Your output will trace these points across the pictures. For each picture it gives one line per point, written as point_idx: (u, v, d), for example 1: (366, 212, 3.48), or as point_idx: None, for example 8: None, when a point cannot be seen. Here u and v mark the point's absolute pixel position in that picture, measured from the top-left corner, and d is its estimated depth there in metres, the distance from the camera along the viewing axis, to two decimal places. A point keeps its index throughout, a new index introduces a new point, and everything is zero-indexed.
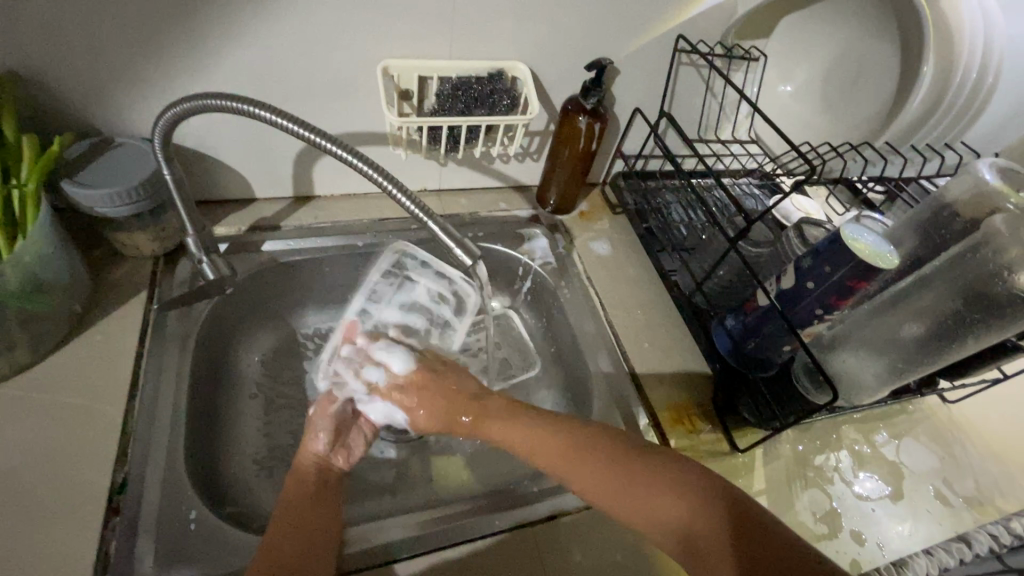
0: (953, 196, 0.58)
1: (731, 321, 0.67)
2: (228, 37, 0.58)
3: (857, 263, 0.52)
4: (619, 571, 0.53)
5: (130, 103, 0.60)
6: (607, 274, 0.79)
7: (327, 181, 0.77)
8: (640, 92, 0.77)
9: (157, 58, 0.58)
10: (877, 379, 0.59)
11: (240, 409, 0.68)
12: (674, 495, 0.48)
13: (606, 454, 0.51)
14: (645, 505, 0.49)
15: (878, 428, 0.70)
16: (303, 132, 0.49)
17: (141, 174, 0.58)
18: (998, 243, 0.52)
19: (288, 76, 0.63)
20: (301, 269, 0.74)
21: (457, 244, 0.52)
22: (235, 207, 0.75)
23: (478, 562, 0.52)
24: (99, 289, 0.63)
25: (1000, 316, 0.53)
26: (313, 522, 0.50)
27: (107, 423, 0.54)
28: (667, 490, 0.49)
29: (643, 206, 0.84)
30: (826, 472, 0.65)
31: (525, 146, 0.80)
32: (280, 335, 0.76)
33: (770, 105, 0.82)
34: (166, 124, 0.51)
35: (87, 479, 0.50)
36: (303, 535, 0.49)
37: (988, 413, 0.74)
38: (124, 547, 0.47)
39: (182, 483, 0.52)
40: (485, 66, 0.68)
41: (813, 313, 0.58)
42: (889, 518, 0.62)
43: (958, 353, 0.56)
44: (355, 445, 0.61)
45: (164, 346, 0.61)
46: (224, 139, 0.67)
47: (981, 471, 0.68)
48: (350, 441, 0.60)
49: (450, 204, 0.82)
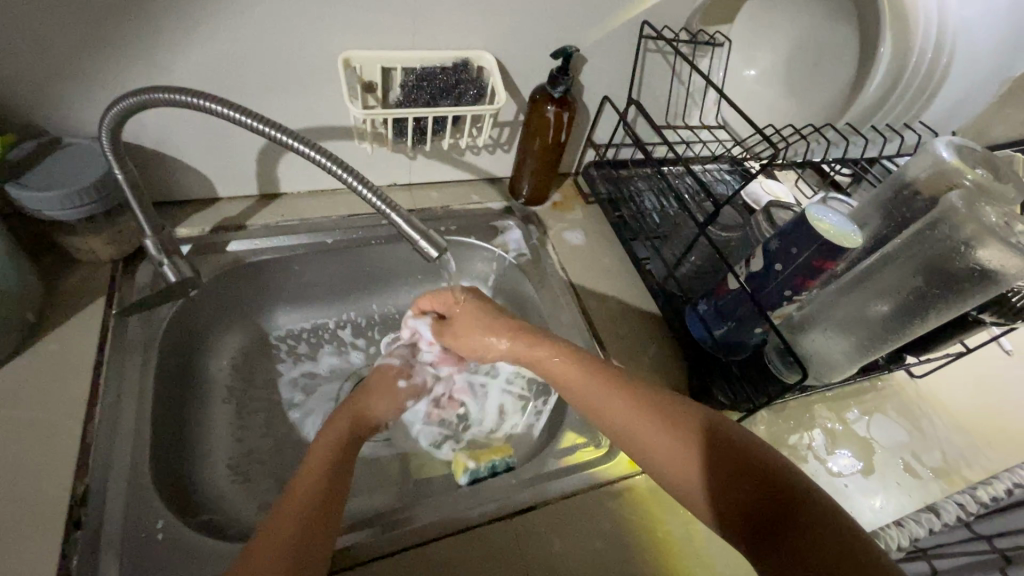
0: (913, 174, 0.60)
1: (704, 306, 0.67)
2: (177, 29, 0.56)
3: (823, 243, 0.53)
4: (599, 558, 0.53)
5: (78, 101, 0.58)
6: (582, 264, 0.79)
7: (293, 178, 0.75)
8: (609, 80, 0.76)
9: (103, 53, 0.55)
10: (846, 357, 0.61)
11: (211, 414, 0.66)
12: (676, 441, 0.49)
13: (632, 400, 0.52)
14: (649, 450, 0.50)
15: (849, 406, 0.72)
16: (266, 129, 0.47)
17: (93, 175, 0.55)
18: (954, 218, 0.53)
19: (245, 70, 0.61)
20: (269, 269, 0.72)
21: (422, 237, 0.50)
22: (198, 207, 0.72)
23: (457, 556, 0.51)
24: (54, 296, 0.61)
25: (959, 289, 0.54)
26: (344, 466, 0.50)
27: (66, 435, 0.52)
28: (668, 437, 0.49)
29: (615, 195, 0.84)
30: (800, 450, 0.66)
31: (495, 137, 0.79)
32: (249, 336, 0.74)
33: (736, 90, 0.82)
34: (113, 122, 0.49)
35: (46, 493, 0.48)
36: (329, 474, 0.48)
37: (952, 386, 0.76)
38: (88, 561, 0.46)
39: (148, 492, 0.50)
40: (450, 56, 0.66)
41: (782, 295, 0.59)
42: (861, 493, 0.63)
43: (921, 328, 0.58)
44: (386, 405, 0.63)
45: (125, 353, 0.59)
46: (182, 137, 0.65)
47: (948, 443, 0.70)
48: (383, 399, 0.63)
49: (421, 198, 0.81)
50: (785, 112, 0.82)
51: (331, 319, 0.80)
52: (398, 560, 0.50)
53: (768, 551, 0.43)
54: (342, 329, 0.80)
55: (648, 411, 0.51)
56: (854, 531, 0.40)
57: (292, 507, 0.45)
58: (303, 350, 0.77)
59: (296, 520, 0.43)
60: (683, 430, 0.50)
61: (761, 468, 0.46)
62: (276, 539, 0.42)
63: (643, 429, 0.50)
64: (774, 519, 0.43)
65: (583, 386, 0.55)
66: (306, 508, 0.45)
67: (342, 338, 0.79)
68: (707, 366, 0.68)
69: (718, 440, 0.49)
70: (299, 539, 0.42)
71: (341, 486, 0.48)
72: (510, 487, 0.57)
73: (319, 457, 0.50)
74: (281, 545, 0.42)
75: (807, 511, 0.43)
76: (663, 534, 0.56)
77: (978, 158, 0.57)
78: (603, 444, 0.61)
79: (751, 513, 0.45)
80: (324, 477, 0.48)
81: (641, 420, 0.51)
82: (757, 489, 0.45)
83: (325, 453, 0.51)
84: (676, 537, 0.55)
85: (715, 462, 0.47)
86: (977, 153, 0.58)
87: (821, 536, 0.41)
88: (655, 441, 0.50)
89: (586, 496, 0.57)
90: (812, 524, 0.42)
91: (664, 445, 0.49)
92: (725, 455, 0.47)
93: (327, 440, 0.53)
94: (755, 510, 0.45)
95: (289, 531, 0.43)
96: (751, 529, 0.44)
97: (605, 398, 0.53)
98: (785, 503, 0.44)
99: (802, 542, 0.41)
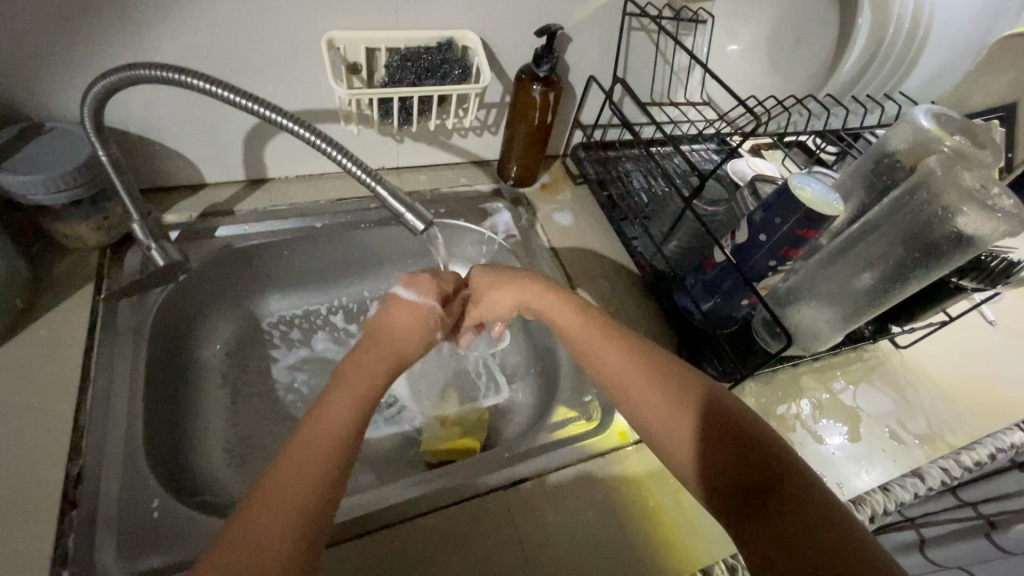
0: (894, 144, 0.61)
1: (691, 280, 0.68)
2: (157, 10, 0.55)
3: (806, 211, 0.53)
4: (592, 527, 0.54)
5: (59, 85, 0.57)
6: (572, 243, 0.80)
7: (280, 162, 0.75)
8: (594, 59, 0.77)
9: (83, 35, 0.55)
10: (831, 326, 0.62)
11: (205, 398, 0.66)
12: (675, 408, 0.48)
13: (639, 363, 0.51)
14: (646, 414, 0.49)
15: (836, 376, 0.73)
16: (256, 107, 0.47)
17: (77, 159, 0.55)
18: (934, 184, 0.54)
19: (228, 52, 0.61)
20: (259, 254, 0.72)
21: (409, 209, 0.51)
22: (185, 194, 0.72)
23: (451, 528, 0.52)
24: (42, 284, 0.61)
25: (939, 255, 0.55)
26: (367, 405, 0.47)
27: (59, 418, 0.52)
28: (668, 401, 0.49)
29: (604, 175, 0.84)
30: (788, 420, 0.67)
31: (482, 119, 0.79)
32: (241, 322, 0.74)
33: (719, 67, 0.82)
34: (95, 102, 0.49)
35: (39, 475, 0.48)
36: (351, 416, 0.45)
37: (935, 354, 0.78)
38: (84, 541, 0.46)
39: (143, 471, 0.51)
40: (434, 36, 0.66)
41: (767, 266, 0.59)
42: (848, 460, 0.65)
43: (902, 294, 0.59)
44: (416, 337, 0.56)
45: (116, 338, 0.59)
46: (166, 122, 0.64)
47: (932, 410, 0.72)
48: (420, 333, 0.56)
49: (410, 181, 0.81)
50: (768, 87, 0.83)
51: (323, 305, 0.80)
52: (391, 533, 0.51)
53: (748, 524, 0.42)
54: (335, 314, 0.80)
55: (651, 376, 0.50)
56: (845, 519, 0.39)
57: (305, 448, 0.41)
58: (296, 336, 0.78)
59: (310, 461, 0.41)
60: (683, 397, 0.49)
61: (756, 445, 0.45)
62: (287, 480, 0.39)
63: (643, 390, 0.50)
64: (761, 497, 0.42)
65: (588, 344, 0.55)
66: (323, 449, 0.42)
67: (334, 324, 0.80)
68: (696, 340, 0.69)
69: (718, 412, 0.47)
70: (314, 484, 0.40)
71: (360, 428, 0.45)
72: (504, 460, 0.57)
73: (342, 392, 0.47)
74: (291, 487, 0.39)
75: (801, 497, 0.41)
76: (653, 504, 0.56)
77: (956, 125, 0.60)
78: (593, 418, 0.62)
79: (738, 488, 0.44)
80: (345, 418, 0.44)
81: (644, 380, 0.50)
82: (750, 463, 0.44)
83: (348, 385, 0.47)
84: (665, 506, 0.56)
85: (710, 431, 0.46)
86: (954, 120, 0.60)
87: (811, 519, 0.40)
88: (653, 403, 0.49)
89: (577, 468, 0.58)
90: (802, 507, 0.41)
91: (663, 410, 0.48)
92: (724, 427, 0.46)
93: (353, 372, 0.49)
94: (740, 486, 0.44)
95: (304, 475, 0.40)
96: (736, 502, 0.43)
97: (610, 356, 0.53)
98: (777, 482, 0.42)
99: (789, 520, 0.40)
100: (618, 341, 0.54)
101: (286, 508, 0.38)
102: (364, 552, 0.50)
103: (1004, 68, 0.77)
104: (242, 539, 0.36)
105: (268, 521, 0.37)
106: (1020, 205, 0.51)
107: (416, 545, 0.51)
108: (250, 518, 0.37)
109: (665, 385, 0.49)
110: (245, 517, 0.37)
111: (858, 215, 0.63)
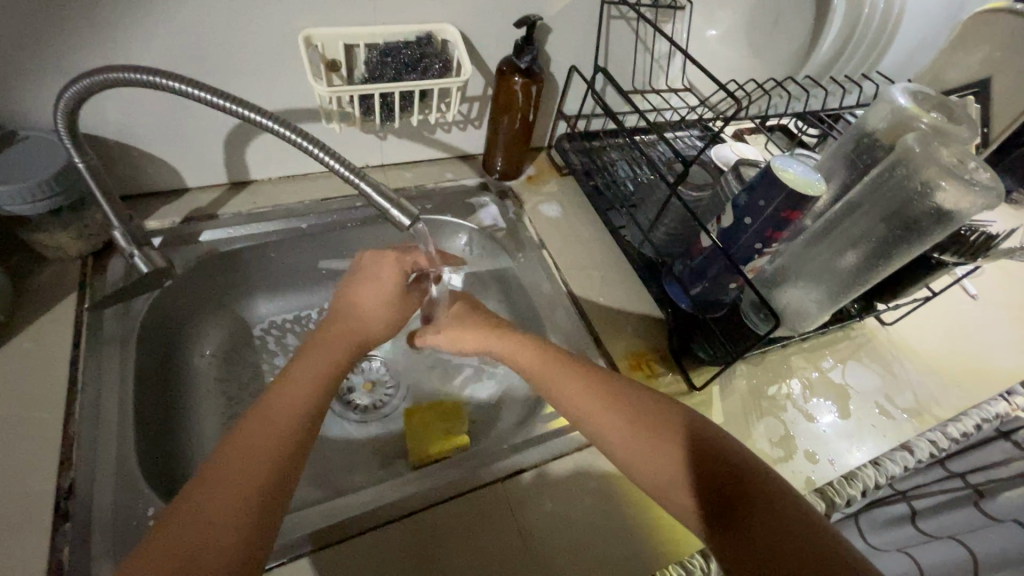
0: (873, 124, 0.62)
1: (681, 267, 0.69)
2: (130, 12, 0.55)
3: (789, 193, 0.54)
4: (589, 514, 0.54)
5: (28, 93, 0.56)
6: (559, 234, 0.80)
7: (263, 163, 0.74)
8: (575, 48, 0.76)
9: (54, 40, 0.54)
10: (819, 306, 0.63)
11: (197, 404, 0.66)
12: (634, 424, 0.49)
13: (596, 388, 0.52)
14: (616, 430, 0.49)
15: (825, 355, 0.74)
16: (235, 108, 0.47)
17: (53, 167, 0.54)
18: (913, 160, 0.55)
19: (202, 50, 0.60)
20: (244, 257, 0.71)
21: (393, 205, 0.50)
22: (165, 200, 0.71)
23: (448, 524, 0.52)
24: (23, 295, 0.60)
25: (920, 231, 0.56)
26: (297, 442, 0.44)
27: (48, 428, 0.51)
28: (627, 421, 0.49)
29: (589, 165, 0.84)
30: (779, 401, 0.68)
31: (465, 112, 0.79)
32: (229, 328, 0.73)
33: (698, 53, 0.82)
34: (67, 107, 0.47)
35: (30, 487, 0.48)
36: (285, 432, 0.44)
37: (921, 329, 0.79)
38: (79, 552, 0.46)
39: (136, 480, 0.50)
40: (412, 30, 0.66)
41: (753, 249, 0.60)
42: (839, 437, 0.65)
43: (884, 272, 0.60)
44: (369, 305, 0.57)
45: (101, 350, 0.57)
46: (142, 125, 0.63)
47: (919, 384, 0.73)
48: (364, 297, 0.57)
49: (395, 178, 0.81)
50: (748, 70, 0.83)
51: (314, 309, 0.79)
52: (389, 530, 0.51)
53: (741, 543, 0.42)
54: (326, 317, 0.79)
55: (602, 394, 0.51)
56: (809, 513, 0.42)
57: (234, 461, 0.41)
58: (290, 341, 0.77)
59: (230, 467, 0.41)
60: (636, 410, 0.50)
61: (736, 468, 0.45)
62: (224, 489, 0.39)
63: (604, 413, 0.50)
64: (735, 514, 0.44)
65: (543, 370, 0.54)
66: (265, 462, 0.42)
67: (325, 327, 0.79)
68: (686, 326, 0.69)
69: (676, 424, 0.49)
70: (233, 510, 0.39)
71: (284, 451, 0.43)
72: (499, 454, 0.57)
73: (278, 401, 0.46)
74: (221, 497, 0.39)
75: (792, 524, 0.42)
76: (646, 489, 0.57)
77: (933, 102, 0.61)
78: None
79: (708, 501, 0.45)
80: (313, 390, 0.48)
81: (603, 393, 0.51)
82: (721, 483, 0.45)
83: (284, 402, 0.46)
84: None
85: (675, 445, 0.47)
86: (931, 98, 0.62)
87: (777, 529, 0.42)
88: (617, 427, 0.49)
89: (572, 457, 0.58)
90: (773, 512, 0.42)
91: (622, 430, 0.49)
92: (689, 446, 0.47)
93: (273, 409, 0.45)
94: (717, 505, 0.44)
95: (234, 476, 0.40)
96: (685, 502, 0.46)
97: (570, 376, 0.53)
98: (735, 494, 0.44)
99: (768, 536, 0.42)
100: (570, 364, 0.54)
101: (242, 488, 0.40)
102: (365, 547, 0.50)
103: (979, 44, 0.80)
104: (174, 530, 0.37)
105: (204, 517, 0.38)
106: (995, 178, 0.53)
107: (419, 540, 0.51)
108: (199, 505, 0.38)
109: (627, 410, 0.50)
110: (190, 508, 0.38)
111: (841, 194, 0.64)
